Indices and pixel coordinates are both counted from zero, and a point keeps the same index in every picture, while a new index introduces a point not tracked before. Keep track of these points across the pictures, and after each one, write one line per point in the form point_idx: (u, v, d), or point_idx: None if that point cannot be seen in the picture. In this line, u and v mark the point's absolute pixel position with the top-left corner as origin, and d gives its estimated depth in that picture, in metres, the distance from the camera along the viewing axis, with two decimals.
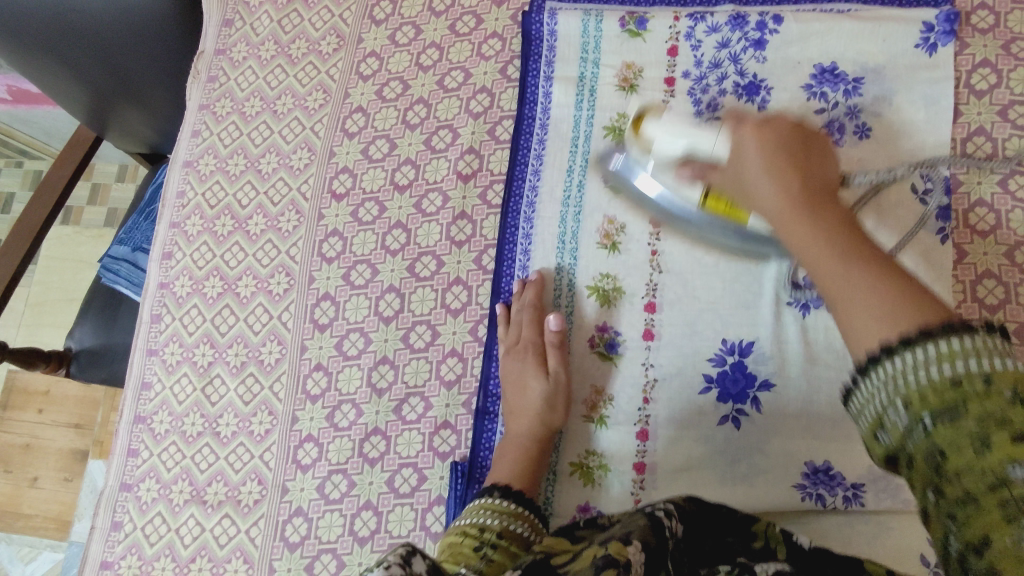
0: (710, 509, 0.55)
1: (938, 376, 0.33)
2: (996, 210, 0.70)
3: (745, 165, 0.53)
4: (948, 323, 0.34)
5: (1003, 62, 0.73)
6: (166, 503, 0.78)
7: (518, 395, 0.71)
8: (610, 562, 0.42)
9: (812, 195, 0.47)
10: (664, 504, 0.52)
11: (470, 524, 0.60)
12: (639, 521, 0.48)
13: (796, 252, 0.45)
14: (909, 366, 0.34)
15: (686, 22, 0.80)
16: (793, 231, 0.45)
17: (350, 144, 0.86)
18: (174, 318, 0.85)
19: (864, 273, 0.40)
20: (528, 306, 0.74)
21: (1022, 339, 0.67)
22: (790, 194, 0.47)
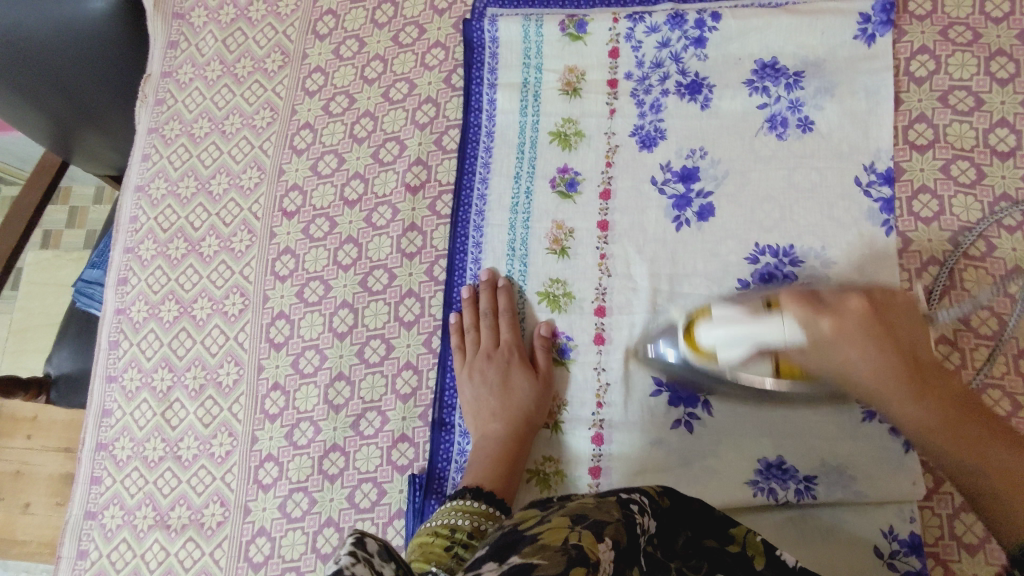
0: (687, 505, 0.53)
1: None
2: (939, 196, 0.70)
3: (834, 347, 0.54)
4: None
5: (940, 48, 0.74)
6: (131, 529, 0.78)
7: (487, 399, 0.72)
8: (581, 557, 0.40)
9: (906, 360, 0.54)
10: (639, 496, 0.50)
11: (442, 525, 0.60)
12: (615, 513, 0.46)
13: (898, 421, 0.56)
14: None
15: (625, 23, 0.80)
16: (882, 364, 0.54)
17: (299, 161, 0.86)
18: (132, 343, 0.85)
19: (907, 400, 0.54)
20: (501, 308, 0.75)
21: (967, 325, 0.67)
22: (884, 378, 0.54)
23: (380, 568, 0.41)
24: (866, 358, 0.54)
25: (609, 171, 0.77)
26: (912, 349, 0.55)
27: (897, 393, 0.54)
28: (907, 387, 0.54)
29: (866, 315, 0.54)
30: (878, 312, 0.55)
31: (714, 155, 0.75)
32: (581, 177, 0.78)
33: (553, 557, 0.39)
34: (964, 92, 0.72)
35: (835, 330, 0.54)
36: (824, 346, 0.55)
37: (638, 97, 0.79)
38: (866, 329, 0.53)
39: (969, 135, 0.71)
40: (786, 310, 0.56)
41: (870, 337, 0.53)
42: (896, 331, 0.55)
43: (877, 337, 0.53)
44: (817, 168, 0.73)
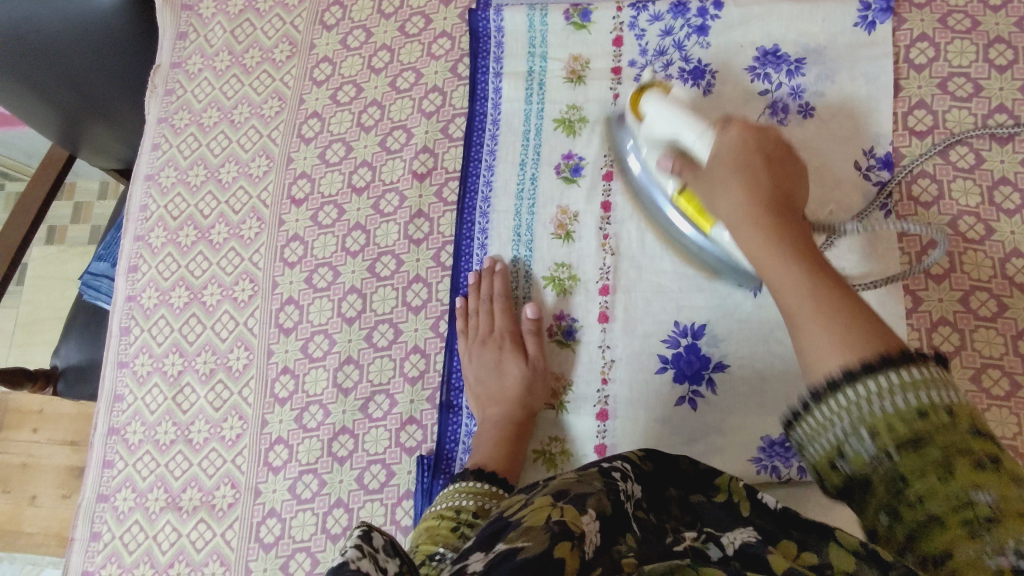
0: (672, 464, 0.56)
1: (903, 405, 0.38)
2: (939, 180, 0.72)
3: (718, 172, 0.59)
4: (894, 355, 0.39)
5: (940, 36, 0.75)
6: (143, 511, 0.80)
7: (490, 383, 0.73)
8: (565, 531, 0.41)
9: (773, 206, 0.53)
10: (621, 463, 0.52)
11: (447, 508, 0.61)
12: (597, 484, 0.48)
13: (748, 255, 0.53)
14: (864, 397, 0.39)
15: (629, 11, 0.81)
16: (746, 234, 0.53)
17: (307, 149, 0.87)
18: (143, 329, 0.86)
19: (797, 265, 0.47)
20: (499, 295, 0.76)
21: (966, 306, 0.68)
22: (751, 202, 0.54)
23: (385, 562, 0.42)
24: (731, 203, 0.55)
25: (613, 157, 0.78)
26: (773, 194, 0.54)
27: (755, 231, 0.52)
28: (770, 221, 0.52)
29: (744, 143, 0.59)
30: (757, 142, 0.59)
31: None
32: (585, 163, 0.79)
33: (537, 537, 0.40)
34: (963, 79, 0.73)
35: (735, 147, 0.59)
36: (704, 189, 0.60)
37: None
38: (751, 152, 0.58)
39: (968, 121, 0.72)
40: (707, 122, 0.64)
41: (758, 156, 0.58)
42: (773, 177, 0.56)
43: (748, 171, 0.56)
44: (818, 153, 0.74)
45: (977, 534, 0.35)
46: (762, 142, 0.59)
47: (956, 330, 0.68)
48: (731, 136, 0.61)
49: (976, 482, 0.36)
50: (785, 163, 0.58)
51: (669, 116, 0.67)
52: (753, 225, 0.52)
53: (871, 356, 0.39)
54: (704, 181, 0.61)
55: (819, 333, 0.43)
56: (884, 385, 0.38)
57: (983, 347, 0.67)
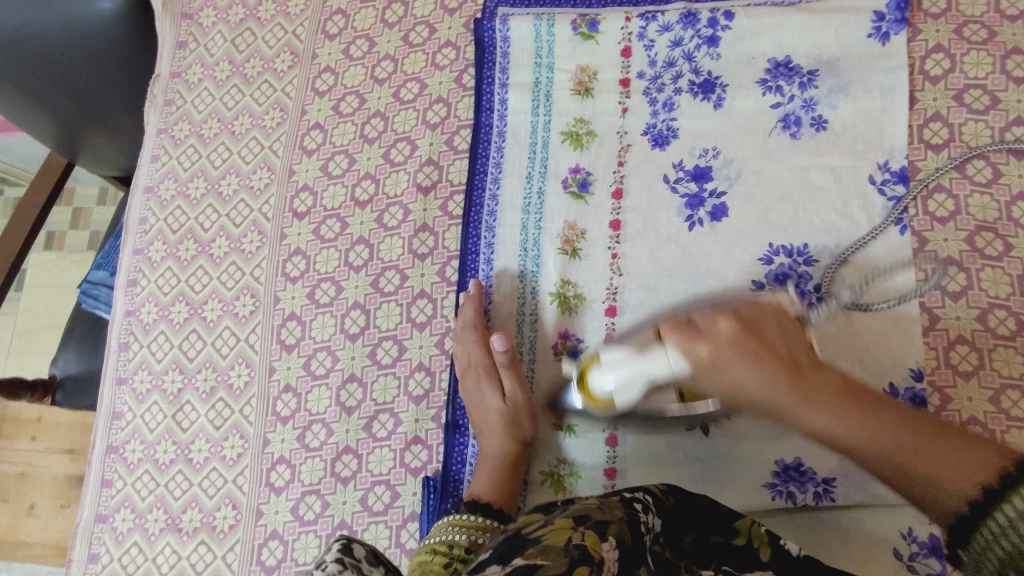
0: (694, 501, 0.53)
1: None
2: (955, 195, 0.70)
3: (726, 372, 0.56)
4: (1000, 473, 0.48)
5: (956, 47, 0.73)
6: (142, 532, 0.78)
7: (485, 407, 0.71)
8: (584, 557, 0.40)
9: (793, 373, 0.55)
10: (643, 494, 0.50)
11: (439, 542, 0.59)
12: (619, 512, 0.46)
13: (778, 412, 0.56)
14: (1002, 532, 0.47)
15: (638, 22, 0.79)
16: (788, 400, 0.55)
17: (309, 161, 0.86)
18: (142, 345, 0.85)
19: (826, 409, 0.54)
20: (476, 319, 0.74)
21: (985, 325, 0.67)
22: (779, 386, 0.55)
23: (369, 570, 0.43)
24: (753, 376, 0.55)
25: (621, 170, 0.77)
26: (789, 353, 0.57)
27: (808, 403, 0.54)
28: (827, 399, 0.54)
29: (736, 337, 0.56)
30: (748, 331, 0.57)
31: (727, 155, 0.75)
32: (593, 177, 0.77)
33: (556, 559, 0.40)
34: (979, 91, 0.72)
35: (715, 357, 0.56)
36: (717, 383, 0.57)
37: (651, 96, 0.78)
38: (738, 346, 0.56)
39: (985, 134, 0.71)
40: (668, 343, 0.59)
41: (739, 334, 0.56)
42: (772, 343, 0.57)
43: (757, 352, 0.56)
44: (832, 168, 0.73)
45: None
46: (738, 338, 0.56)
47: (975, 350, 0.66)
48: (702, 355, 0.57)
49: None
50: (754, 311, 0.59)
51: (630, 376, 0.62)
52: (776, 399, 0.55)
53: (990, 476, 0.48)
54: (712, 382, 0.58)
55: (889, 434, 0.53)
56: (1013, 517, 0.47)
57: (1001, 366, 0.65)
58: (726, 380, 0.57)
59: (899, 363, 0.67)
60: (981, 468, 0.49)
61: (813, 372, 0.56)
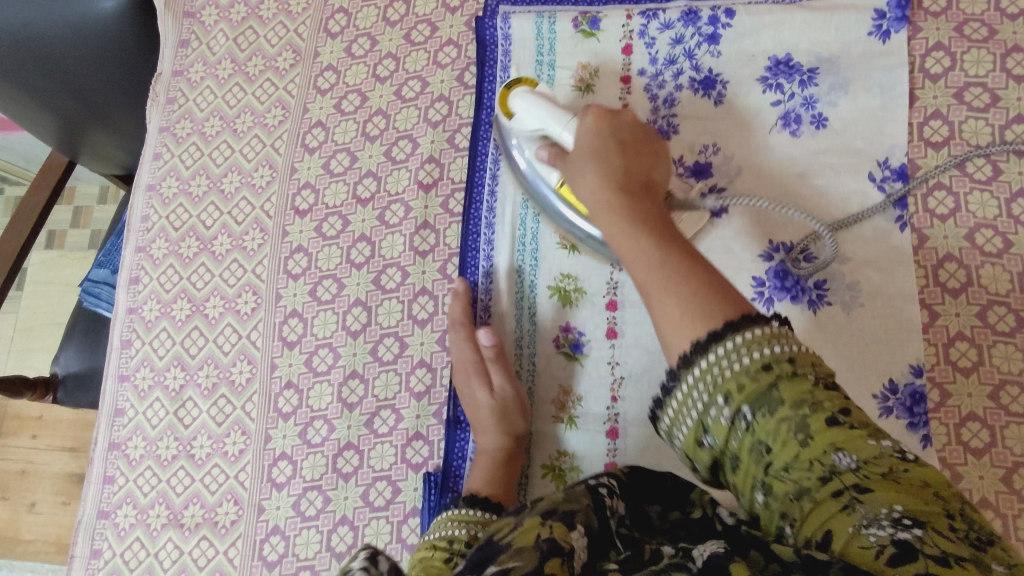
0: (655, 479, 0.51)
1: (745, 361, 0.41)
2: (955, 193, 0.70)
3: (580, 154, 0.61)
4: (741, 318, 0.43)
5: (956, 45, 0.73)
6: (144, 528, 0.78)
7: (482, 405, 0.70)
8: (554, 548, 0.40)
9: (626, 185, 0.56)
10: (607, 479, 0.49)
11: (438, 537, 0.58)
12: (584, 500, 0.45)
13: (622, 250, 0.53)
14: (721, 359, 0.42)
15: (639, 20, 0.80)
16: (616, 227, 0.54)
17: (311, 159, 0.86)
18: (144, 342, 0.85)
19: (644, 255, 0.50)
20: (467, 320, 0.74)
21: (985, 322, 0.67)
22: (609, 184, 0.56)
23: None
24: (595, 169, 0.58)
25: None
26: (639, 178, 0.58)
27: (627, 210, 0.54)
28: (648, 219, 0.53)
29: (601, 136, 0.61)
30: (610, 130, 0.62)
31: (727, 151, 0.75)
32: None
33: (527, 557, 0.39)
34: (980, 89, 0.72)
35: (591, 137, 0.61)
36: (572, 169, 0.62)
37: (651, 93, 0.78)
38: (613, 136, 0.61)
39: (985, 132, 0.71)
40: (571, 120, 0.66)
41: (614, 149, 0.60)
42: (631, 159, 0.59)
43: (604, 158, 0.59)
44: (831, 165, 0.73)
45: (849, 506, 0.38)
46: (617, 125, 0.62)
47: (974, 346, 0.66)
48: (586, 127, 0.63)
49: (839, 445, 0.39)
50: (644, 140, 0.62)
51: (534, 111, 0.69)
52: (601, 208, 0.56)
53: (709, 330, 0.43)
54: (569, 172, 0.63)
55: (675, 311, 0.46)
56: (729, 349, 0.42)
57: (1001, 362, 0.65)
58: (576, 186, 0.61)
59: (899, 359, 0.67)
60: (696, 329, 0.44)
61: (648, 198, 0.56)
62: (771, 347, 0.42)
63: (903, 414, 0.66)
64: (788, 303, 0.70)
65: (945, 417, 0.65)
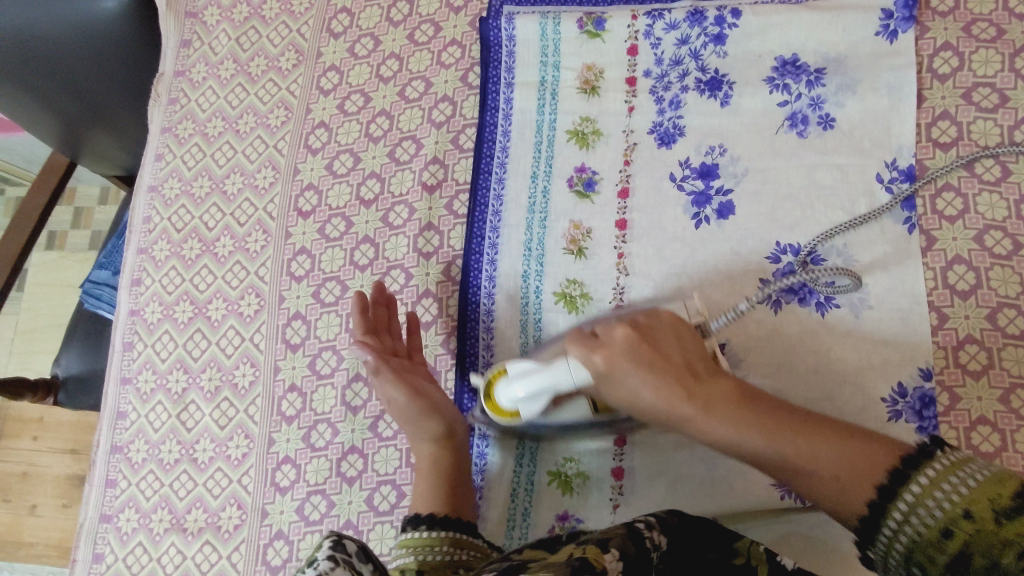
0: (698, 523, 0.50)
1: (937, 517, 0.43)
2: (963, 194, 0.70)
3: (630, 393, 0.57)
4: (909, 454, 0.47)
5: (964, 44, 0.73)
6: (147, 532, 0.78)
7: (404, 407, 0.68)
8: (585, 565, 0.41)
9: (693, 390, 0.55)
10: (646, 515, 0.49)
11: (399, 567, 0.59)
12: (619, 529, 0.46)
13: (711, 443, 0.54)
14: (915, 521, 0.44)
15: (644, 20, 0.79)
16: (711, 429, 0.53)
17: (314, 160, 0.85)
18: (147, 345, 0.84)
19: (726, 427, 0.53)
20: (378, 329, 0.72)
21: (994, 324, 0.66)
22: (678, 409, 0.55)
23: (360, 566, 0.46)
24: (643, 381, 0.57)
25: (627, 170, 0.77)
26: (687, 361, 0.57)
27: (712, 424, 0.53)
28: (725, 406, 0.53)
29: (630, 346, 0.58)
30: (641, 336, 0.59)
31: (734, 153, 0.75)
32: (598, 176, 0.77)
33: (557, 568, 0.41)
34: (988, 89, 0.72)
35: (648, 393, 0.56)
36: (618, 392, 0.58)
37: (657, 95, 0.78)
38: (643, 363, 0.57)
39: (994, 132, 0.71)
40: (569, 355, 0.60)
41: (657, 361, 0.57)
42: (663, 347, 0.58)
43: (649, 361, 0.57)
44: (839, 166, 0.72)
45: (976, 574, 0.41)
46: (636, 342, 0.58)
47: (984, 349, 0.66)
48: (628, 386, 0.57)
49: (978, 527, 0.42)
50: (659, 325, 0.60)
51: (530, 384, 0.62)
52: (682, 425, 0.55)
53: (869, 463, 0.48)
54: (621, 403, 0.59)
55: (802, 442, 0.50)
56: (922, 492, 0.44)
57: (1011, 365, 0.65)
58: (637, 411, 0.58)
59: (908, 362, 0.66)
60: (865, 463, 0.48)
61: (705, 383, 0.55)
62: (959, 472, 0.44)
63: (912, 418, 0.65)
64: (796, 306, 0.69)
65: (955, 420, 0.65)
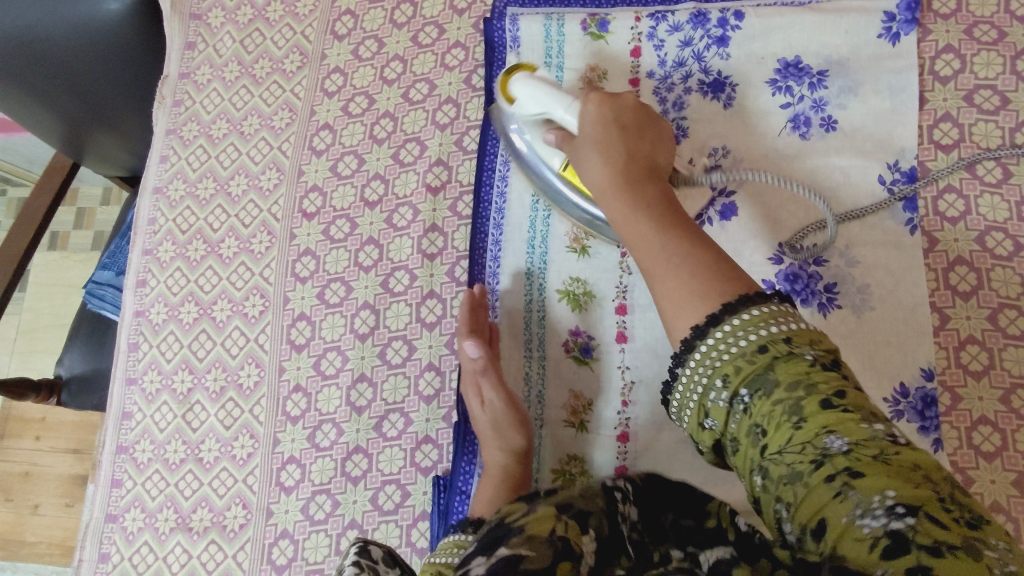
0: (669, 485, 0.49)
1: (748, 345, 0.42)
2: (965, 195, 0.70)
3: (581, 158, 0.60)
4: (750, 295, 0.44)
5: (966, 47, 0.73)
6: (152, 532, 0.78)
7: (495, 407, 0.68)
8: (567, 550, 0.38)
9: (632, 175, 0.56)
10: (623, 484, 0.47)
11: (443, 563, 0.55)
12: (598, 501, 0.44)
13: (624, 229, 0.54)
14: (721, 342, 0.43)
15: (648, 22, 0.79)
16: (628, 226, 0.53)
17: (319, 162, 0.86)
18: (152, 345, 0.85)
19: (672, 241, 0.50)
20: (479, 328, 0.73)
21: (995, 325, 0.67)
22: (614, 176, 0.56)
23: (382, 570, 0.47)
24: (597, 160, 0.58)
25: None
26: (648, 164, 0.57)
27: (617, 197, 0.55)
28: (650, 204, 0.54)
29: (606, 134, 0.59)
30: (613, 113, 0.60)
31: (737, 154, 0.75)
32: None
33: (540, 549, 0.38)
34: (990, 91, 0.72)
35: (593, 122, 0.60)
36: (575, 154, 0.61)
37: (660, 96, 0.78)
38: (614, 121, 0.60)
39: (996, 134, 0.71)
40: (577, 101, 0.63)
41: (615, 127, 0.59)
42: (639, 143, 0.59)
43: (609, 142, 0.58)
44: (841, 167, 0.73)
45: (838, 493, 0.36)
46: (623, 112, 0.60)
47: (985, 349, 0.66)
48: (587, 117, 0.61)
49: (831, 428, 0.38)
50: (650, 124, 0.61)
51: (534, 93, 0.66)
52: (628, 223, 0.54)
53: (716, 310, 0.44)
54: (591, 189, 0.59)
55: (679, 279, 0.48)
56: (728, 332, 0.43)
57: (1012, 366, 0.65)
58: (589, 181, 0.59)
59: (911, 363, 0.67)
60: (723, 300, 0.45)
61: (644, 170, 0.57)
62: (776, 322, 0.42)
63: (914, 418, 0.66)
64: (798, 306, 0.70)
65: (956, 421, 0.65)
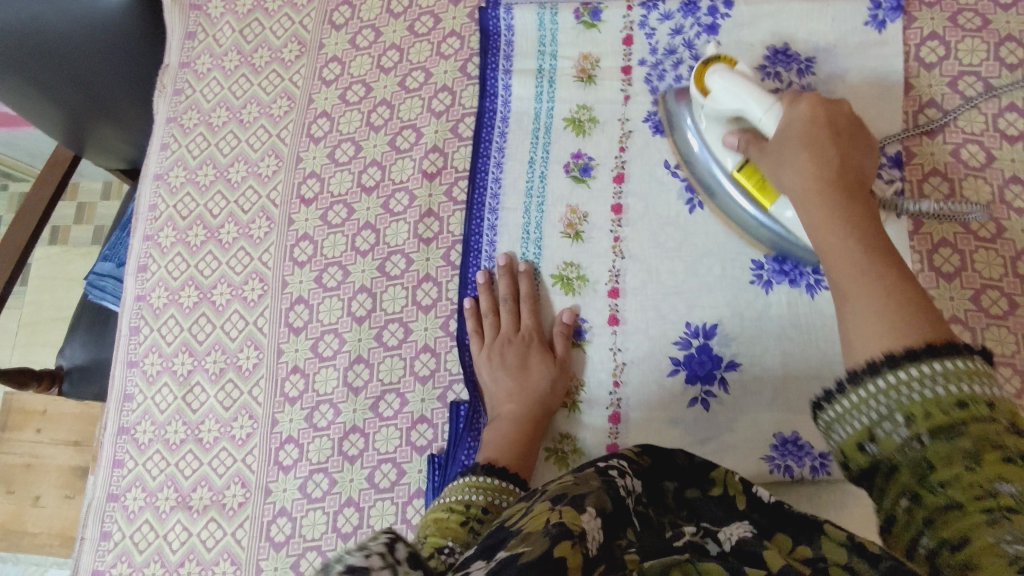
0: (669, 458, 0.54)
1: (933, 393, 0.38)
2: (949, 179, 0.72)
3: (786, 130, 0.60)
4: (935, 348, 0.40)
5: (950, 34, 0.75)
6: (153, 511, 0.80)
7: (504, 380, 0.72)
8: (565, 531, 0.38)
9: (841, 182, 0.55)
10: (618, 461, 0.50)
11: (456, 501, 0.60)
12: (594, 483, 0.45)
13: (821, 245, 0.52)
14: (913, 379, 0.39)
15: (639, 11, 0.81)
16: (809, 208, 0.54)
17: (316, 149, 0.87)
18: (153, 329, 0.86)
19: (858, 246, 0.49)
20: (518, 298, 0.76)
21: (978, 305, 0.68)
22: (818, 177, 0.55)
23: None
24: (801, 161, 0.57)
25: (622, 156, 0.79)
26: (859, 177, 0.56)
27: (820, 197, 0.54)
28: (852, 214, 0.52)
29: (813, 119, 0.59)
30: (828, 114, 0.59)
31: None
32: (595, 162, 0.79)
33: (536, 542, 0.37)
34: (974, 77, 0.73)
35: (803, 122, 0.59)
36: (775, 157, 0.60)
37: (652, 84, 0.80)
38: (823, 126, 0.58)
39: (979, 119, 0.72)
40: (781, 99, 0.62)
41: (824, 137, 0.58)
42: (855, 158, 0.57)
43: (818, 148, 0.57)
44: None
45: (995, 521, 0.34)
46: (833, 117, 0.59)
47: (969, 329, 0.68)
48: (796, 117, 0.60)
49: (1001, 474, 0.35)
50: (860, 135, 0.60)
51: (731, 92, 0.64)
52: (832, 225, 0.52)
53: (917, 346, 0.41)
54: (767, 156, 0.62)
55: (877, 314, 0.44)
56: (925, 371, 0.39)
57: (995, 345, 0.67)
58: (777, 172, 0.60)
59: None
60: (920, 338, 0.41)
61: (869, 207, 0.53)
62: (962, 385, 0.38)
63: None
64: (787, 287, 0.71)
65: None
